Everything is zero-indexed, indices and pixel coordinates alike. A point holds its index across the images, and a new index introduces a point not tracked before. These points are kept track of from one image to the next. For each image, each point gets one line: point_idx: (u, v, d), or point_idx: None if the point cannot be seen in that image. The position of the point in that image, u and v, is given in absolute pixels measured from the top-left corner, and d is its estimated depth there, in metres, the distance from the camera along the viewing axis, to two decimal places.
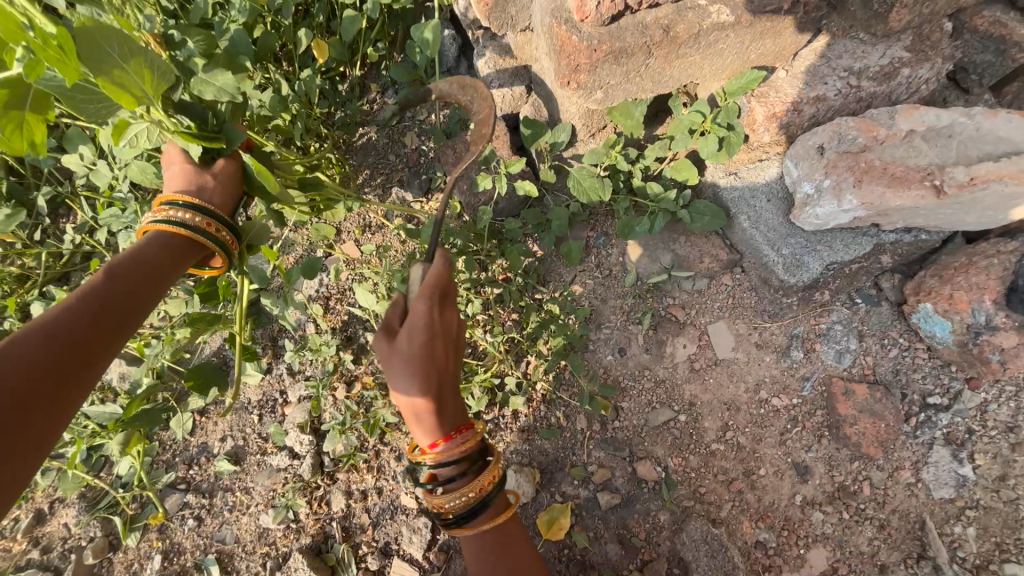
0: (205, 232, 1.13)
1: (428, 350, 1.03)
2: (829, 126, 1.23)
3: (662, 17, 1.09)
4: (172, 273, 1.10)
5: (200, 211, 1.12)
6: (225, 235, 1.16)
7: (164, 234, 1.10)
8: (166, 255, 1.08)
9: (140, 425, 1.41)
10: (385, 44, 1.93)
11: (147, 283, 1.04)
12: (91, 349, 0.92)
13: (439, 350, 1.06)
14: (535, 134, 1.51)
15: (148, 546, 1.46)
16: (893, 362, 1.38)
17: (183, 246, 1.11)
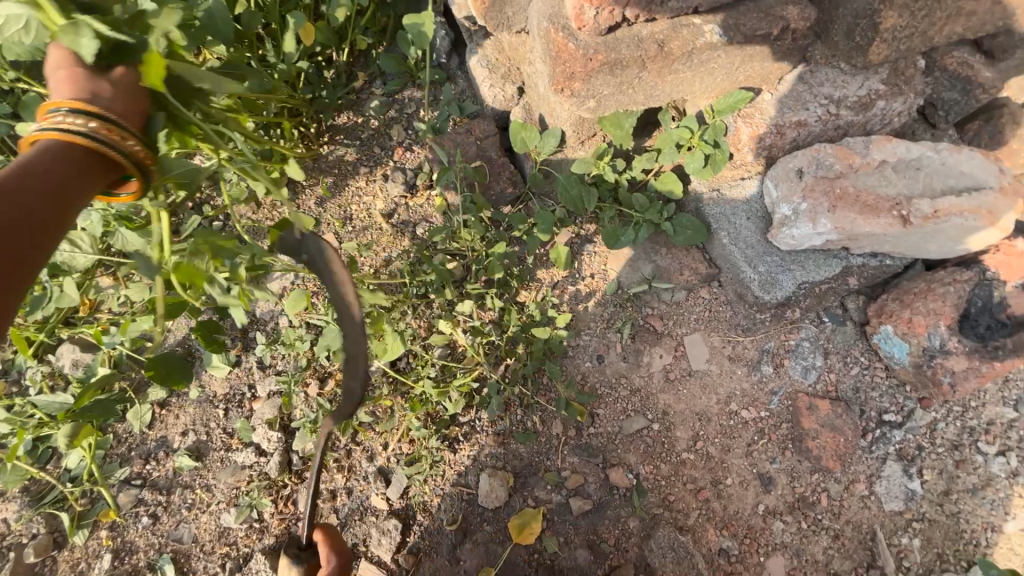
0: (111, 142, 0.89)
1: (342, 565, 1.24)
2: (809, 151, 1.28)
3: (658, 32, 1.10)
4: (73, 195, 0.86)
5: (97, 118, 0.88)
6: (133, 145, 0.92)
7: (55, 144, 0.85)
8: (65, 166, 0.84)
9: (91, 416, 1.34)
10: (375, 33, 1.88)
11: (46, 205, 0.81)
12: None
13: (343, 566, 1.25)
14: (524, 138, 1.51)
15: (97, 544, 1.38)
16: (854, 379, 1.45)
17: (84, 162, 0.87)
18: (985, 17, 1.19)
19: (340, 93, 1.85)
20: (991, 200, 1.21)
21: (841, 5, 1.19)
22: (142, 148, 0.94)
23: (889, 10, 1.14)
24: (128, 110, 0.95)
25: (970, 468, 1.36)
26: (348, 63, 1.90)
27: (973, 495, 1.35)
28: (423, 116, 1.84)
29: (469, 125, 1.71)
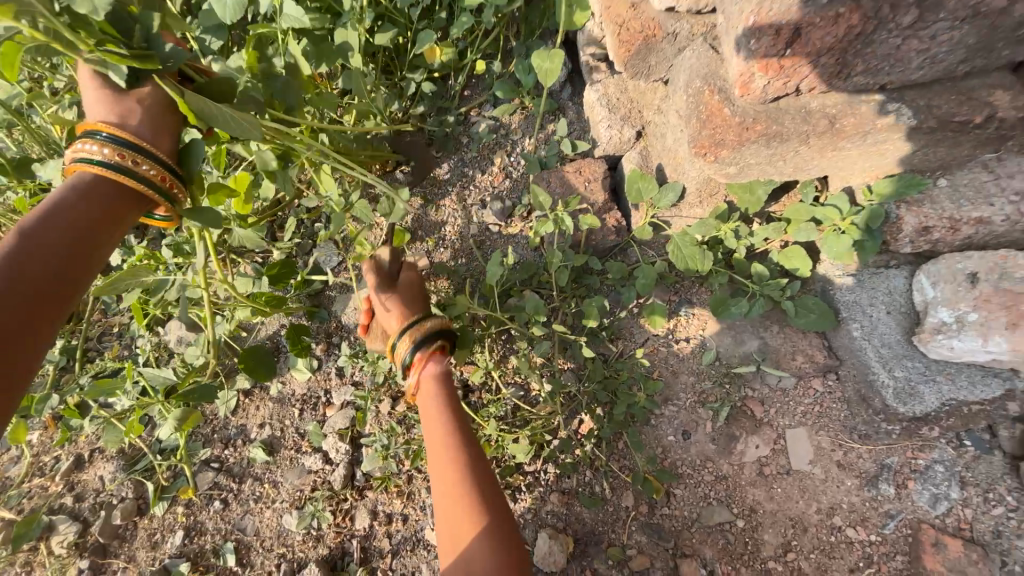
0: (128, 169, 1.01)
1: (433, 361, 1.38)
2: (991, 254, 1.08)
3: (831, 105, 0.98)
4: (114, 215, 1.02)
5: (119, 144, 1.00)
6: (147, 168, 1.03)
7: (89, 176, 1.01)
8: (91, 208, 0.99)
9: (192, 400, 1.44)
10: (494, 58, 1.89)
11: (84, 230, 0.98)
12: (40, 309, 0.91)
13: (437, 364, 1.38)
14: (639, 188, 1.43)
15: (172, 519, 1.46)
16: (996, 522, 1.22)
17: (112, 192, 1.02)
18: None
19: (452, 116, 1.87)
20: None
21: None
22: (155, 170, 1.04)
23: None
24: (155, 132, 1.06)
25: None
26: (464, 85, 1.92)
27: None
28: (530, 146, 1.81)
29: (578, 162, 1.66)
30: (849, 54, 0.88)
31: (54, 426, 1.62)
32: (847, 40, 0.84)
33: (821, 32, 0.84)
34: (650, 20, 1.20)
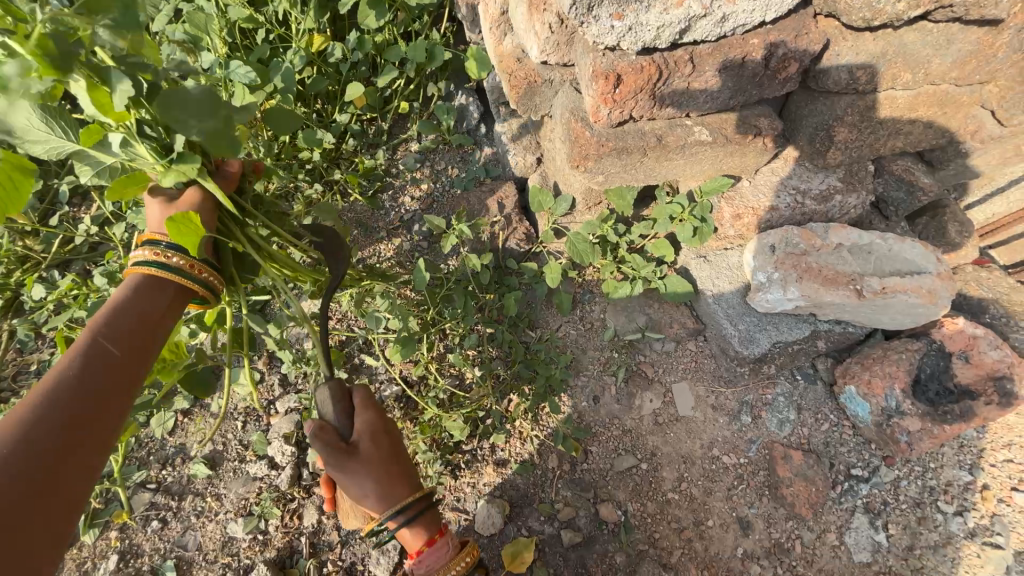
0: (160, 264, 1.01)
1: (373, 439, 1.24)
2: (779, 231, 1.53)
3: (657, 128, 1.38)
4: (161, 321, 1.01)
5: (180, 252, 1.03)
6: (178, 261, 1.03)
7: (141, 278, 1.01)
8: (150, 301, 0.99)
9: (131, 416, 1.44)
10: (416, 102, 2.22)
11: (155, 320, 0.99)
12: (107, 400, 0.88)
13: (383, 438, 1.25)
14: (539, 201, 1.76)
15: (105, 544, 1.43)
16: (825, 435, 1.60)
17: (158, 290, 1.01)
18: (919, 136, 1.50)
19: (380, 150, 2.15)
20: (931, 282, 1.43)
21: (805, 118, 1.47)
22: (184, 260, 1.03)
23: (841, 126, 1.43)
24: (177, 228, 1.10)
25: (931, 525, 1.49)
26: (389, 125, 2.21)
27: (935, 551, 1.46)
28: (451, 174, 2.12)
29: (493, 185, 1.98)
30: (657, 91, 1.27)
31: None
32: (652, 81, 1.24)
33: (634, 76, 1.22)
34: (532, 70, 1.57)
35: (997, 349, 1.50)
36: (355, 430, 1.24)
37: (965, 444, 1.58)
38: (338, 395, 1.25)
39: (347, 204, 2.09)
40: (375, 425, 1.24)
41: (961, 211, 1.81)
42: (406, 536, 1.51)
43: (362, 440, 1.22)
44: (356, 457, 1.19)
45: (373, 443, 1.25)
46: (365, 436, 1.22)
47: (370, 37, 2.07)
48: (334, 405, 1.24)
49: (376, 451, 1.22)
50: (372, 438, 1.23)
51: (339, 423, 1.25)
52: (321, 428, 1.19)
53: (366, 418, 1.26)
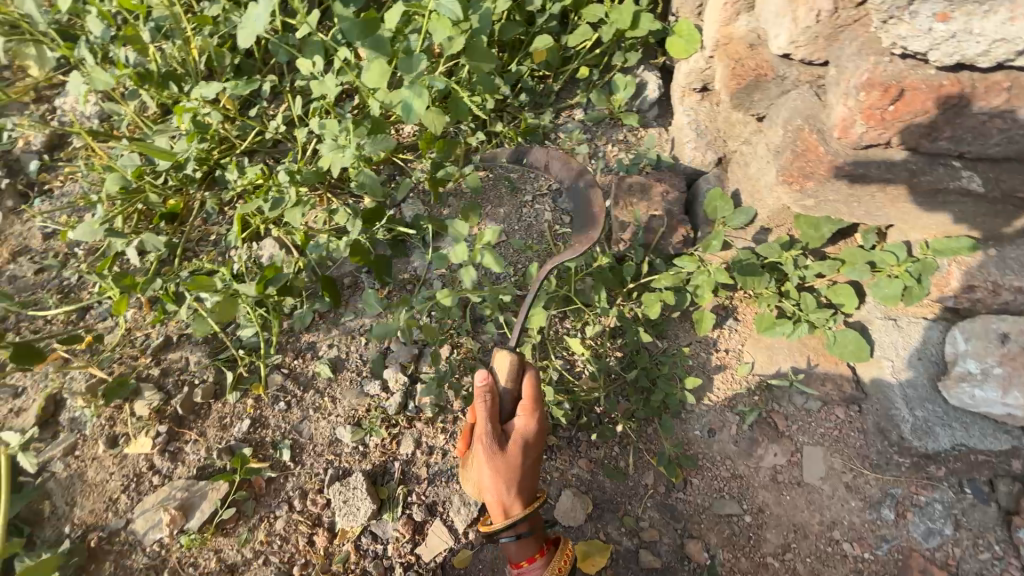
0: None
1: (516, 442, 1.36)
2: (1018, 319, 1.30)
3: (913, 162, 1.18)
4: None
5: None
6: None
7: None
8: None
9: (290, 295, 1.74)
10: (596, 68, 2.12)
11: None
12: None
13: (519, 452, 1.36)
14: (715, 206, 1.62)
15: (241, 408, 1.62)
16: (983, 566, 1.34)
17: None
18: None
19: (547, 112, 2.09)
20: None
21: None
22: None
23: None
24: None
25: None
26: (560, 87, 2.15)
27: None
28: (611, 153, 2.03)
29: (657, 174, 1.84)
30: (943, 118, 1.08)
31: (147, 308, 1.81)
32: (944, 105, 1.07)
33: (924, 96, 1.07)
34: (765, 61, 1.39)
35: None
36: (515, 427, 1.38)
37: None
38: (509, 389, 1.37)
39: (501, 158, 2.06)
40: (524, 443, 1.37)
41: None
42: None
43: (515, 439, 1.36)
44: (507, 459, 1.34)
45: (524, 423, 1.38)
46: (520, 438, 1.36)
47: None
48: (509, 384, 1.37)
49: (520, 457, 1.36)
50: (521, 445, 1.36)
51: (502, 396, 1.38)
52: (490, 408, 1.34)
53: (531, 420, 1.38)
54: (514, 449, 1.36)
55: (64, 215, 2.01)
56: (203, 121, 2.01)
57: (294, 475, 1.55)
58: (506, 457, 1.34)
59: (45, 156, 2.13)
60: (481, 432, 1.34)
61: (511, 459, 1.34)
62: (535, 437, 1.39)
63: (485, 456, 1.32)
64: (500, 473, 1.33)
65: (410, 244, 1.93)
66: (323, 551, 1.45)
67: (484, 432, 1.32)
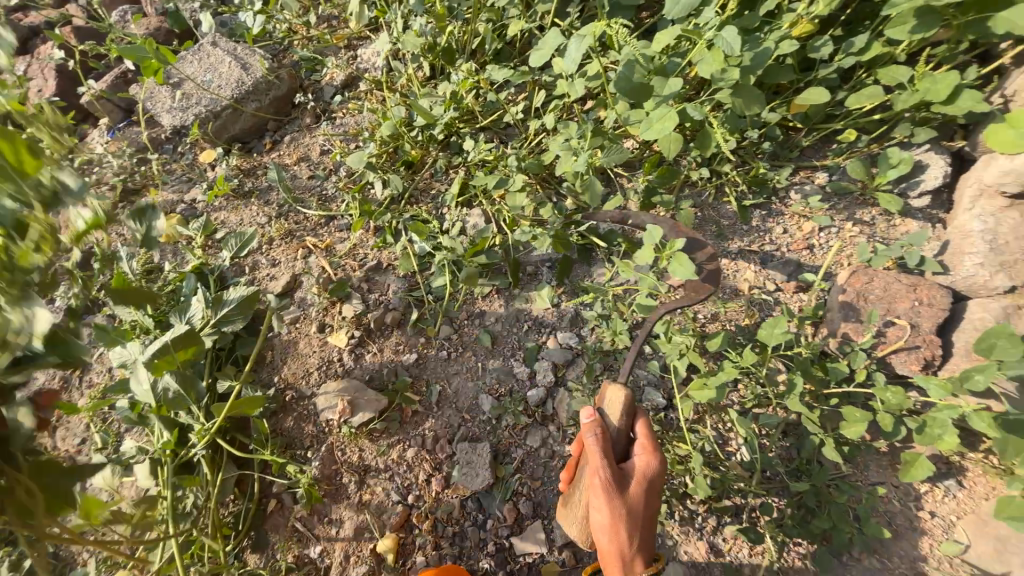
0: None
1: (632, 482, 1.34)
2: None
3: None
4: None
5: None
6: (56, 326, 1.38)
7: None
8: None
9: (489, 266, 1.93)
10: (866, 135, 1.85)
11: None
12: None
13: (634, 494, 1.33)
14: (988, 344, 1.30)
15: (413, 343, 1.87)
16: None
17: None
18: None
19: (788, 168, 1.90)
20: None
21: None
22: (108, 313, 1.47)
23: None
24: None
25: None
26: (808, 143, 1.94)
27: None
28: (847, 236, 1.80)
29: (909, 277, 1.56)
30: None
31: (372, 234, 2.17)
32: None
33: None
34: None
35: None
36: (632, 465, 1.37)
37: None
38: (621, 426, 1.40)
39: (716, 202, 1.94)
40: (639, 484, 1.36)
41: None
42: None
43: (633, 478, 1.35)
44: (625, 499, 1.32)
45: (640, 463, 1.37)
46: (638, 478, 1.35)
47: (875, 45, 1.71)
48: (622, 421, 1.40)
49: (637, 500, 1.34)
50: (641, 484, 1.34)
51: (614, 434, 1.39)
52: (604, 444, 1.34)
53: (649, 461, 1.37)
54: (629, 490, 1.33)
55: (338, 140, 2.50)
56: (461, 95, 2.31)
57: (435, 417, 1.73)
58: (618, 496, 1.31)
59: (340, 91, 2.66)
60: (597, 468, 1.33)
61: (628, 500, 1.32)
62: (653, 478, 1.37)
63: (604, 490, 1.31)
64: (616, 514, 1.31)
65: (596, 256, 1.97)
66: (437, 494, 1.61)
67: (601, 467, 1.31)
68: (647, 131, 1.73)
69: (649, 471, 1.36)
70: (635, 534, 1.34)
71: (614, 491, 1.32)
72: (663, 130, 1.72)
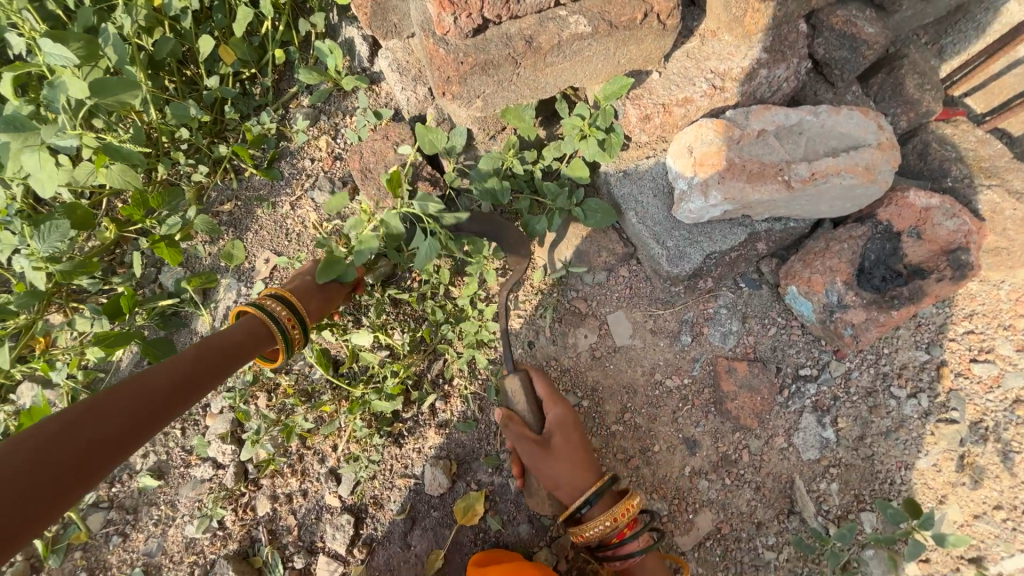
0: None
1: (549, 397, 1.45)
2: (694, 127, 1.32)
3: (525, 28, 1.17)
4: None
5: None
6: None
7: None
8: None
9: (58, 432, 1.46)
10: (294, 46, 1.96)
11: None
12: None
13: (547, 397, 1.45)
14: (432, 140, 1.55)
15: (72, 565, 1.49)
16: (772, 339, 1.52)
17: None
18: None
19: (265, 112, 1.90)
20: (870, 156, 1.23)
21: None
22: None
23: None
24: None
25: (883, 412, 1.46)
26: (273, 80, 1.97)
27: (887, 436, 1.45)
28: (349, 127, 1.93)
29: (389, 128, 1.76)
30: None
31: None
32: None
33: None
34: None
35: (954, 218, 1.33)
36: (547, 401, 1.44)
37: (923, 322, 1.51)
38: (539, 384, 1.47)
39: (243, 180, 1.90)
40: (577, 446, 1.40)
41: (923, 62, 1.59)
42: (360, 508, 1.53)
43: (554, 410, 1.43)
44: (553, 421, 1.41)
45: (535, 379, 1.48)
46: (558, 411, 1.43)
47: None
48: (518, 399, 1.45)
49: (547, 397, 1.45)
50: (547, 392, 1.46)
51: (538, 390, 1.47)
52: (566, 413, 1.42)
53: (553, 413, 1.42)
54: (552, 399, 1.45)
55: None
56: None
57: None
58: (562, 409, 1.42)
59: None
60: (556, 419, 1.41)
61: (557, 408, 1.43)
62: (562, 421, 1.41)
63: (562, 439, 1.39)
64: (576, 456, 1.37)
65: (185, 312, 1.76)
66: None
67: (562, 418, 1.41)
68: (33, 179, 1.46)
69: (547, 395, 1.45)
70: (560, 455, 1.37)
71: (553, 417, 1.42)
72: (47, 166, 1.47)
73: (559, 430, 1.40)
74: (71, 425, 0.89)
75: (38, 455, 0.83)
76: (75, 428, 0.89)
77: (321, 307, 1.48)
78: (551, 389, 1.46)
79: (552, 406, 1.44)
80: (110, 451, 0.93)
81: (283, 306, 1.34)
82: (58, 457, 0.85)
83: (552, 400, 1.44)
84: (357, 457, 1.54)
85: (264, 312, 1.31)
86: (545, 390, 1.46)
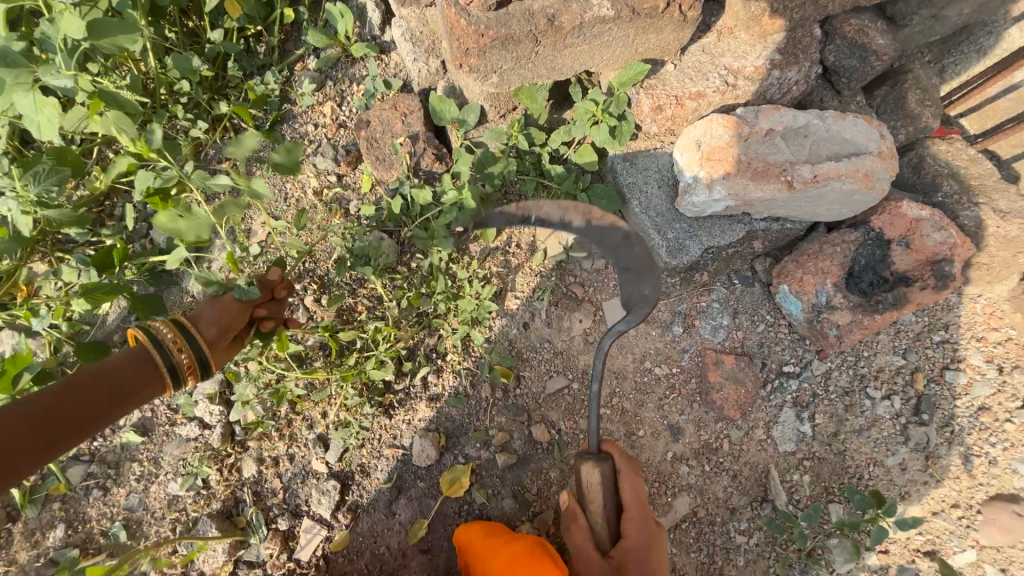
0: None
1: (635, 502, 1.27)
2: (705, 121, 1.34)
3: (548, 6, 1.16)
4: None
5: None
6: None
7: None
8: None
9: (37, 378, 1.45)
10: (303, 6, 1.90)
11: None
12: None
13: (629, 499, 1.27)
14: (443, 112, 1.57)
15: (50, 515, 1.47)
16: (759, 335, 1.57)
17: None
18: None
19: (270, 72, 1.85)
20: (869, 163, 1.27)
21: None
22: None
23: None
24: None
25: (857, 411, 1.53)
26: (279, 39, 1.91)
27: (859, 434, 1.52)
28: (355, 94, 1.89)
29: (397, 99, 1.74)
30: None
31: None
32: None
33: None
34: None
35: (941, 231, 1.38)
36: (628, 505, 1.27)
37: (901, 328, 1.57)
38: (631, 479, 1.29)
39: (243, 141, 1.86)
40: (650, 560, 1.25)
41: (925, 78, 1.63)
42: (346, 475, 1.54)
43: (633, 524, 1.25)
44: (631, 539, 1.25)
45: (626, 473, 1.29)
46: (633, 524, 1.26)
47: None
48: (603, 497, 1.24)
49: (628, 498, 1.27)
50: (630, 493, 1.27)
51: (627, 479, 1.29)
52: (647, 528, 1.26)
53: (640, 535, 1.25)
54: (633, 501, 1.27)
55: None
56: None
57: None
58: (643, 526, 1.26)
59: None
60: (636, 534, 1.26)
61: (635, 520, 1.26)
62: (643, 543, 1.25)
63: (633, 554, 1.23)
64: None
65: (177, 271, 1.74)
66: None
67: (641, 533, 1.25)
68: (28, 120, 1.40)
69: (626, 492, 1.27)
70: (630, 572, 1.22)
71: (629, 531, 1.25)
72: (44, 108, 1.40)
73: (632, 549, 1.23)
74: (43, 410, 0.97)
75: (30, 422, 0.95)
76: (47, 419, 0.97)
77: (218, 329, 1.23)
78: (637, 486, 1.28)
79: (634, 513, 1.26)
80: (60, 437, 0.98)
81: (172, 329, 1.14)
82: (46, 434, 0.96)
83: (637, 497, 1.27)
84: (347, 424, 1.56)
85: (153, 342, 1.13)
86: (632, 487, 1.27)
